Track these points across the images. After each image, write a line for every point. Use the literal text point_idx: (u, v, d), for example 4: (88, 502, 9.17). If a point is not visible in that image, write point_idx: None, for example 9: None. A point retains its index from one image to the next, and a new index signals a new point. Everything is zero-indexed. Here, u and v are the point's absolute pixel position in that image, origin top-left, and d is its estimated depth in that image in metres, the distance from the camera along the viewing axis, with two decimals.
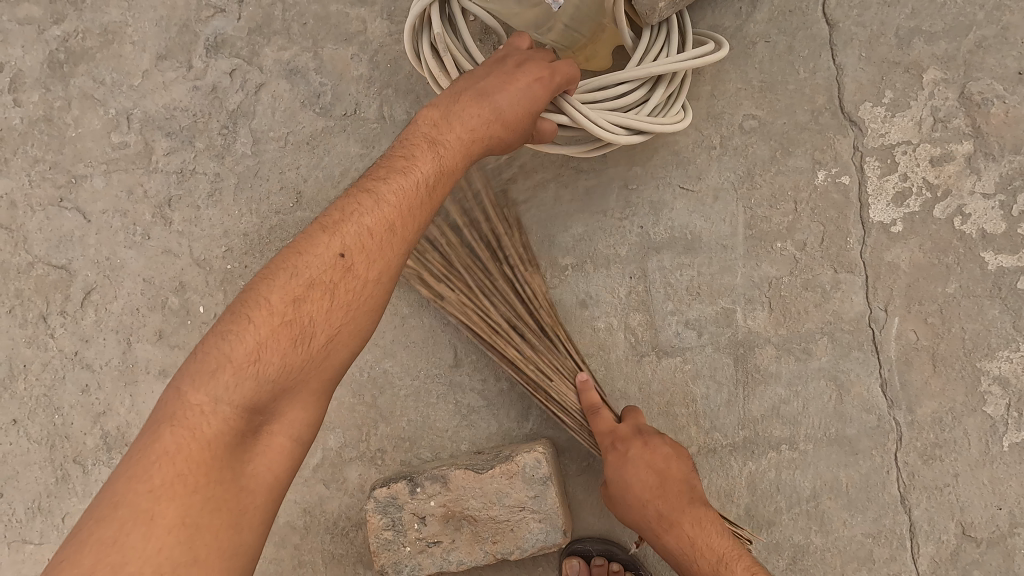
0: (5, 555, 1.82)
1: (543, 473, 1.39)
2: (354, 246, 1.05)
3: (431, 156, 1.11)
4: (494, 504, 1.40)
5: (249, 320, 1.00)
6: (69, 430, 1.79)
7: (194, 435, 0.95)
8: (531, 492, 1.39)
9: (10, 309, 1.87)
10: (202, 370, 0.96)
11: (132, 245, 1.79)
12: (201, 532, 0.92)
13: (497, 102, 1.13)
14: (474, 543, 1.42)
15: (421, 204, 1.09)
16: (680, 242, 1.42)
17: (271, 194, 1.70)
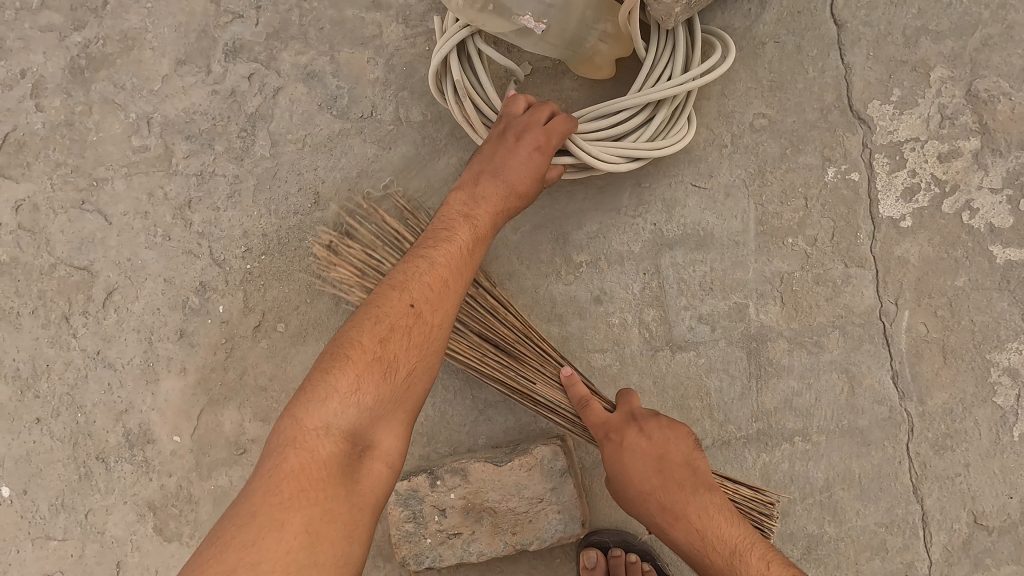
0: (31, 550, 1.86)
1: (561, 465, 1.42)
2: (422, 297, 1.19)
3: (468, 226, 1.26)
4: (512, 496, 1.44)
5: (347, 359, 1.14)
6: (92, 428, 1.83)
7: (310, 454, 1.07)
8: (550, 484, 1.43)
9: (34, 310, 1.92)
10: (312, 399, 1.10)
11: (152, 246, 1.83)
12: (322, 540, 1.02)
13: (509, 178, 1.28)
14: (495, 534, 1.45)
15: (468, 262, 1.24)
16: (692, 239, 1.46)
17: (290, 195, 1.74)
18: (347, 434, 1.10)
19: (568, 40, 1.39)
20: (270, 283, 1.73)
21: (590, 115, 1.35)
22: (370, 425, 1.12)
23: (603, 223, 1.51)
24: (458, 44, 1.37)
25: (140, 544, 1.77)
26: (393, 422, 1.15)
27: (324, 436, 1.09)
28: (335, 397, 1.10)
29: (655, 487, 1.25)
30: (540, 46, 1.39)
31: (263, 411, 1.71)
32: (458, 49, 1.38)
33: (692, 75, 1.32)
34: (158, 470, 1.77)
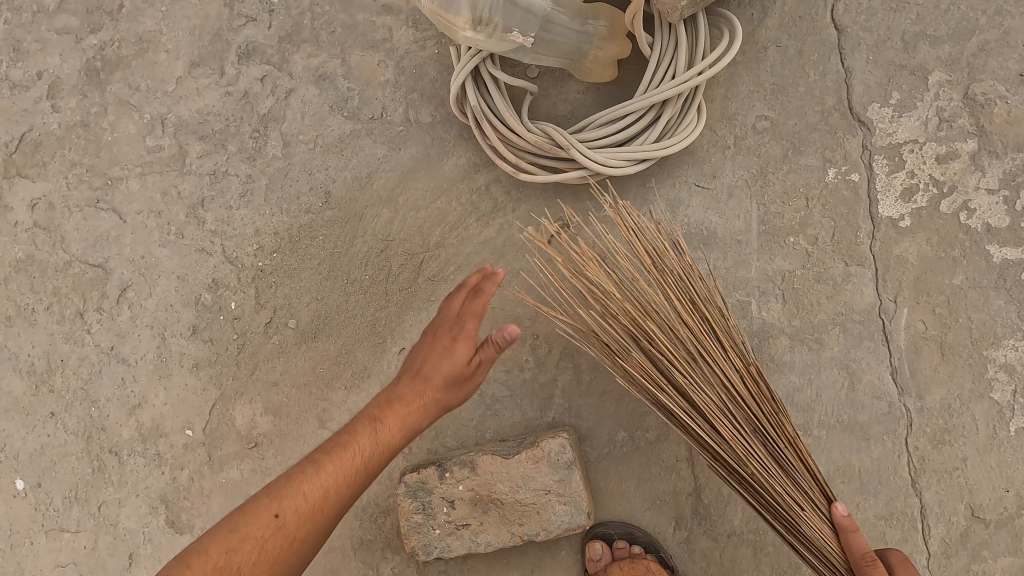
0: (45, 542, 1.89)
1: (567, 459, 1.46)
2: (307, 498, 1.17)
3: (370, 426, 1.23)
4: (518, 489, 1.48)
5: (254, 515, 1.16)
6: (105, 422, 1.87)
7: (245, 537, 1.14)
8: (556, 477, 1.46)
9: (49, 307, 1.95)
10: (245, 515, 1.16)
11: (166, 244, 1.86)
12: None
13: (425, 372, 1.26)
14: (502, 526, 1.49)
15: (361, 467, 1.20)
16: (696, 238, 1.49)
17: (301, 195, 1.77)
18: (280, 514, 1.15)
19: (564, 52, 1.47)
20: (281, 281, 1.77)
21: (594, 123, 1.43)
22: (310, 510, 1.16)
23: (608, 222, 1.54)
24: (472, 69, 1.47)
25: (152, 537, 1.80)
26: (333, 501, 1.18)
27: (256, 513, 1.16)
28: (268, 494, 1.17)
29: None
30: (541, 57, 1.47)
31: (273, 406, 1.74)
32: (473, 75, 1.48)
33: (696, 70, 1.36)
34: (171, 464, 1.81)
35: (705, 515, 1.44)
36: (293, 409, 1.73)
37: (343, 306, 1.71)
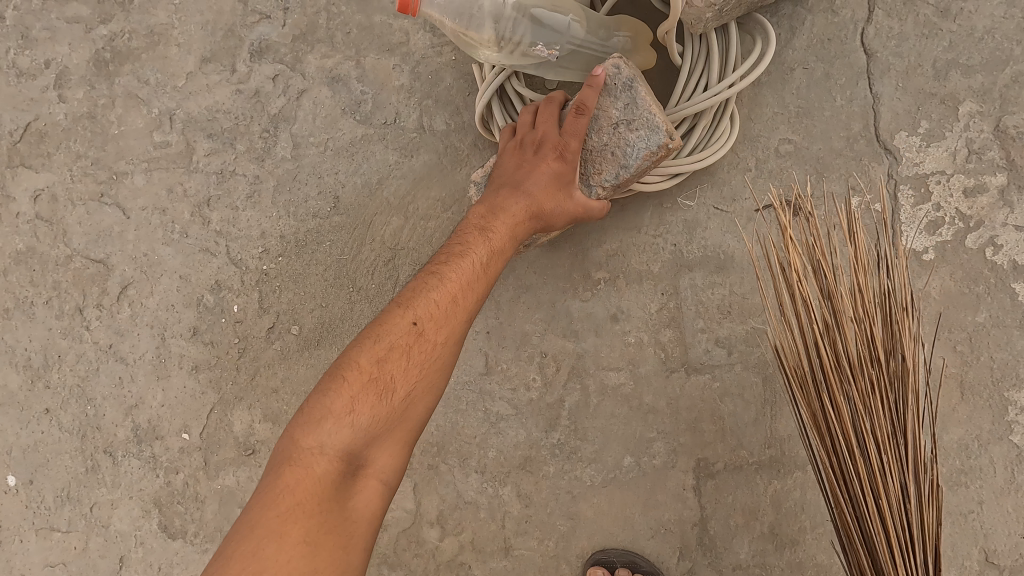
0: (35, 540, 1.86)
1: (655, 116, 1.25)
2: (424, 316, 1.18)
3: (482, 240, 1.26)
4: (604, 165, 1.31)
5: (344, 379, 1.13)
6: (101, 421, 1.83)
7: (309, 473, 1.06)
8: (644, 120, 1.26)
9: (48, 301, 1.92)
10: (311, 418, 1.09)
11: (170, 243, 1.83)
12: (319, 551, 1.02)
13: (530, 191, 1.29)
14: (578, 180, 1.35)
15: (479, 280, 1.24)
16: (713, 261, 1.45)
17: (309, 198, 1.74)
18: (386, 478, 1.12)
19: (588, 65, 1.42)
20: (286, 285, 1.73)
21: None
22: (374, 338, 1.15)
23: (623, 241, 1.50)
24: (497, 88, 1.48)
25: (144, 540, 1.77)
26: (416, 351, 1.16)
27: (316, 488, 1.05)
28: (340, 473, 1.08)
29: None
30: (565, 72, 1.42)
31: (273, 414, 1.71)
32: (500, 94, 1.49)
33: (727, 82, 1.33)
34: (165, 466, 1.77)
35: (711, 547, 1.41)
36: (293, 417, 1.70)
37: (347, 316, 1.69)
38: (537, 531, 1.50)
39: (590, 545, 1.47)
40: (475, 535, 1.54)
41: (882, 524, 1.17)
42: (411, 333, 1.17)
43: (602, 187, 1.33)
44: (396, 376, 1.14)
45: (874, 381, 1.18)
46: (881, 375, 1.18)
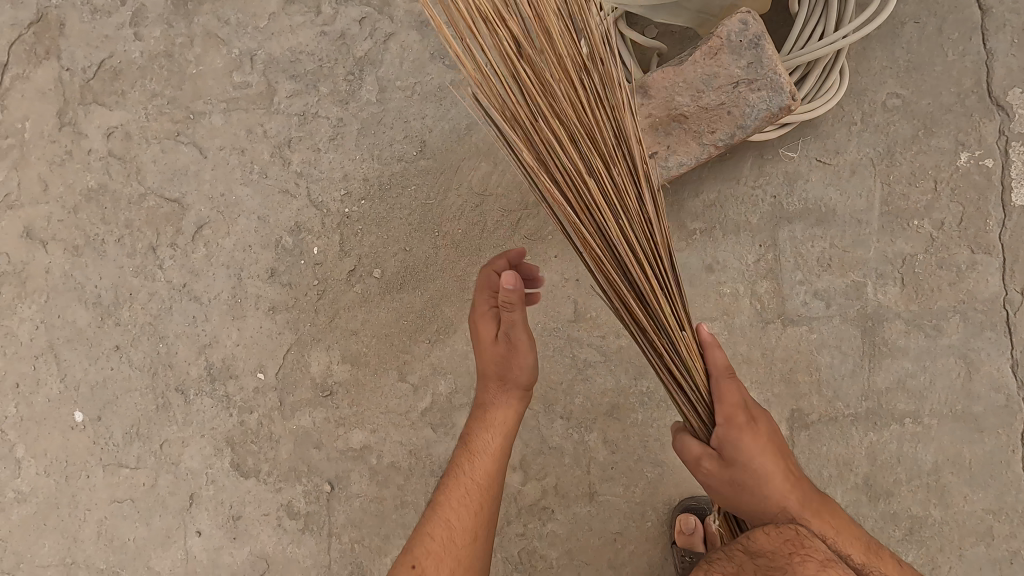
0: (102, 476, 1.86)
1: (781, 76, 1.18)
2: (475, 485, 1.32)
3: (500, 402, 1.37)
4: (720, 124, 1.25)
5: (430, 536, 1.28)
6: (173, 360, 1.83)
7: (446, 530, 1.28)
8: (768, 81, 1.19)
9: (120, 239, 1.90)
10: (426, 554, 1.26)
11: (248, 183, 1.81)
12: (481, 546, 1.29)
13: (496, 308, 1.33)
14: (689, 138, 1.28)
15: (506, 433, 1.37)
16: (814, 214, 1.45)
17: (394, 142, 1.72)
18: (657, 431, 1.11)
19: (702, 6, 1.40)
20: (369, 228, 1.71)
21: None
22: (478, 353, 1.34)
23: (721, 192, 1.50)
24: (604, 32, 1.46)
25: (216, 478, 1.77)
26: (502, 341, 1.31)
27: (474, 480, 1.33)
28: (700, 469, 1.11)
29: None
30: (676, 15, 1.41)
31: (352, 356, 1.71)
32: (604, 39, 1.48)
33: (844, 33, 1.32)
34: (239, 406, 1.77)
35: None
36: (373, 360, 1.69)
37: (432, 260, 1.67)
38: (623, 477, 1.51)
39: (678, 492, 1.49)
40: (559, 480, 1.55)
41: (690, 410, 1.10)
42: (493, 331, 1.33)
43: (715, 147, 1.27)
44: (496, 364, 1.33)
45: (607, 183, 0.94)
46: (649, 218, 0.98)
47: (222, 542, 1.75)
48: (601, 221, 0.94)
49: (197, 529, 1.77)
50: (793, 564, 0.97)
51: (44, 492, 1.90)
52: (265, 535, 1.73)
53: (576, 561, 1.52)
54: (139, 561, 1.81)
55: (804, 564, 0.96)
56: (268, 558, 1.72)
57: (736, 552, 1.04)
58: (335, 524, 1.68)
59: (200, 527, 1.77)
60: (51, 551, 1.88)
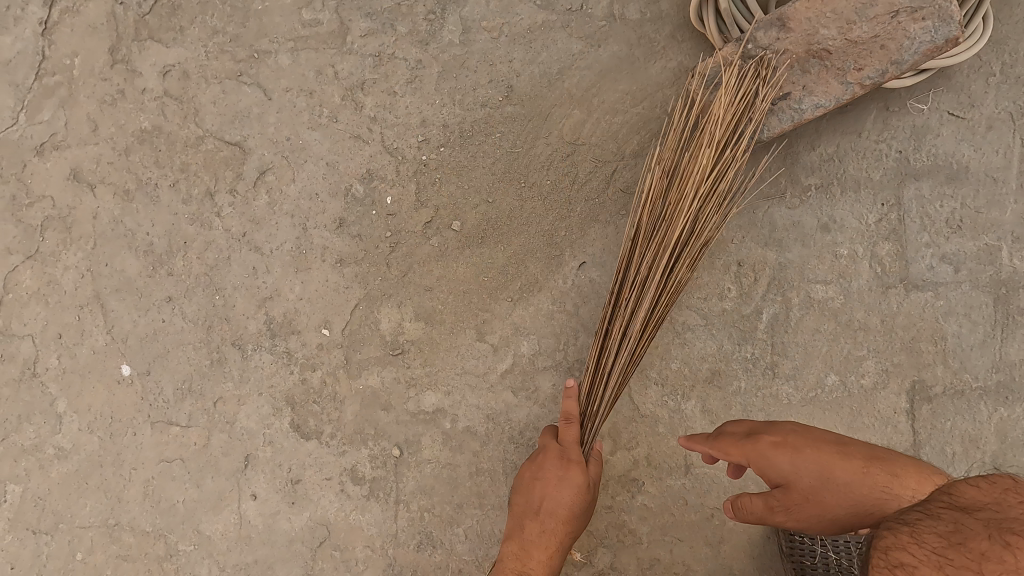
0: (150, 435, 1.76)
1: (949, 5, 1.17)
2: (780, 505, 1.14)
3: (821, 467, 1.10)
4: (869, 59, 1.24)
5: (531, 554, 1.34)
6: (230, 313, 1.72)
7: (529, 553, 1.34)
8: (935, 8, 1.18)
9: (175, 184, 1.79)
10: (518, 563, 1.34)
11: (316, 127, 1.70)
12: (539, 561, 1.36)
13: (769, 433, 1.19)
14: (833, 76, 1.26)
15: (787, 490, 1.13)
16: (943, 171, 1.36)
17: (478, 86, 1.61)
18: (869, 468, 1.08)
19: None
20: (450, 179, 1.61)
21: None
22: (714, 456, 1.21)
23: (841, 145, 1.39)
24: None
25: (274, 439, 1.67)
26: (762, 441, 1.16)
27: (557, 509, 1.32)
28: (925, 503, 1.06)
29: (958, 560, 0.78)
30: None
31: (426, 314, 1.60)
32: None
33: None
34: (301, 363, 1.66)
35: None
36: (449, 319, 1.58)
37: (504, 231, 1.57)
38: None
39: None
40: (651, 450, 1.45)
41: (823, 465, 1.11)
42: (750, 440, 1.18)
43: (860, 84, 1.26)
44: (772, 468, 1.14)
45: None
46: None
47: (279, 507, 1.65)
48: None
49: (253, 492, 1.67)
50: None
51: (86, 450, 1.79)
52: (327, 500, 1.63)
53: (668, 536, 1.43)
54: (188, 525, 1.71)
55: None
56: (330, 525, 1.63)
57: (941, 507, 0.88)
58: (403, 491, 1.59)
59: (256, 490, 1.67)
60: (92, 513, 1.77)
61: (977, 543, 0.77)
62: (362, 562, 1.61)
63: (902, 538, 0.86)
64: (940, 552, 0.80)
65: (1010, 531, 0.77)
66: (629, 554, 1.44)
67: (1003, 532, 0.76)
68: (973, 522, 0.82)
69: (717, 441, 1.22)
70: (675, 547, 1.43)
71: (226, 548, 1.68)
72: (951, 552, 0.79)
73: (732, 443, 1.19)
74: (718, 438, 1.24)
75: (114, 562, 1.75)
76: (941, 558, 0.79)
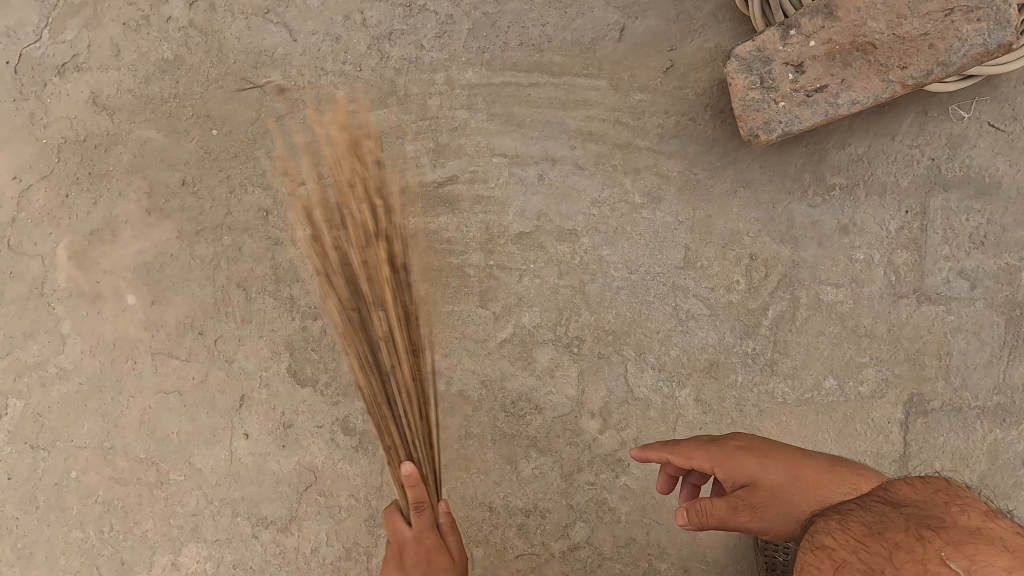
0: (149, 365, 1.78)
1: (1007, 9, 1.15)
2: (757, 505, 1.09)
3: (783, 467, 1.12)
4: (915, 58, 1.19)
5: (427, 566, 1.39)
6: (238, 254, 1.73)
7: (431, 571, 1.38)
8: (991, 11, 1.15)
9: (194, 119, 1.77)
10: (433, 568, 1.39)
11: (340, 75, 1.67)
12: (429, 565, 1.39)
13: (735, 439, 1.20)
14: (874, 72, 1.22)
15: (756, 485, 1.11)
16: (975, 184, 1.33)
17: (508, 48, 1.57)
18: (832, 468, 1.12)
19: None
20: (468, 142, 1.59)
21: None
22: (677, 460, 1.17)
23: (872, 147, 1.36)
24: None
25: (270, 383, 1.69)
26: (727, 444, 1.17)
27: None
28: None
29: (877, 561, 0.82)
30: None
31: (432, 272, 1.59)
32: None
33: None
34: (304, 311, 1.69)
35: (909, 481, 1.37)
36: (453, 280, 1.57)
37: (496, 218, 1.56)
38: None
39: None
40: (640, 433, 1.45)
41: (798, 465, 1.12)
42: (714, 444, 1.18)
43: (903, 83, 1.21)
44: (741, 468, 1.13)
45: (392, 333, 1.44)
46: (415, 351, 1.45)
47: (269, 449, 1.68)
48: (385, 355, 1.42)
49: (245, 432, 1.70)
50: (948, 513, 0.87)
51: (87, 373, 1.83)
52: (316, 448, 1.66)
53: (647, 518, 1.44)
54: (180, 456, 1.75)
55: (960, 513, 0.87)
56: (317, 471, 1.66)
57: (872, 501, 0.97)
58: None
59: (249, 430, 1.70)
60: (89, 434, 1.82)
61: (894, 535, 0.85)
62: (346, 510, 1.65)
63: (831, 525, 0.95)
64: (861, 540, 0.88)
65: (929, 529, 0.83)
66: (606, 531, 1.46)
67: (919, 528, 0.84)
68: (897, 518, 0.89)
69: (679, 444, 1.19)
70: (653, 530, 1.44)
71: (215, 483, 1.72)
72: (870, 541, 0.86)
73: (696, 447, 1.18)
74: (677, 443, 1.21)
75: (106, 484, 1.80)
76: (861, 544, 0.87)
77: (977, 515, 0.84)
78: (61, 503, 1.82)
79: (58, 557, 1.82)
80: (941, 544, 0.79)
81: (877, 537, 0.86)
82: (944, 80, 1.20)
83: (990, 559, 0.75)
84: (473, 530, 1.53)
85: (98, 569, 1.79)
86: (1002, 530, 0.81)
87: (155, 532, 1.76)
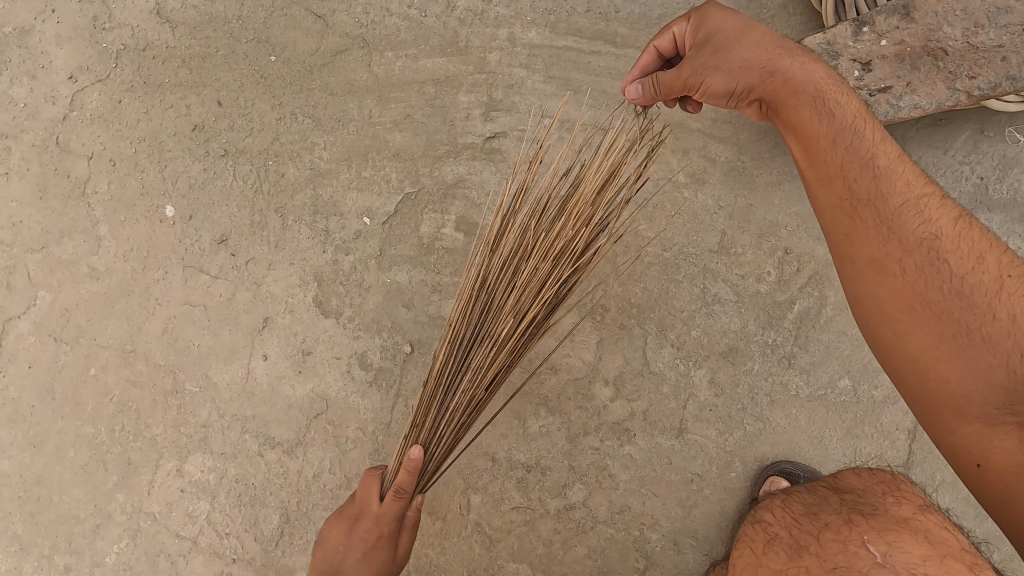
0: (179, 276, 1.82)
1: None
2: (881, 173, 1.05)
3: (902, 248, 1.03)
4: (984, 69, 1.20)
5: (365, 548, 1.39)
6: (280, 180, 1.75)
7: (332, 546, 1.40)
8: None
9: (254, 42, 1.79)
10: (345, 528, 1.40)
11: (404, 18, 1.69)
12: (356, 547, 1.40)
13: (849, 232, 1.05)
14: (941, 78, 1.22)
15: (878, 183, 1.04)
16: (1019, 208, 1.35)
17: (575, 14, 1.59)
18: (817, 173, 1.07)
19: None
20: (522, 101, 1.61)
21: None
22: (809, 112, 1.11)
23: (924, 158, 1.36)
24: None
25: (294, 309, 1.73)
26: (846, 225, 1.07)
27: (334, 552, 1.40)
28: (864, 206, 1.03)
29: (812, 538, 1.11)
30: None
31: (467, 225, 1.63)
32: None
33: None
34: (336, 245, 1.71)
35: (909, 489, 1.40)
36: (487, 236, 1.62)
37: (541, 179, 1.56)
38: (719, 422, 1.44)
39: (775, 452, 1.41)
40: (650, 406, 1.48)
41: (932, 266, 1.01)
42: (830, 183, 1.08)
43: (968, 93, 1.22)
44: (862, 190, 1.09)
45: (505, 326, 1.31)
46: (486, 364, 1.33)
47: (285, 373, 1.72)
48: (478, 362, 1.33)
49: (264, 353, 1.74)
50: (883, 500, 1.15)
51: (118, 276, 1.87)
52: (331, 378, 1.69)
53: (645, 489, 1.47)
54: (198, 368, 1.79)
55: (896, 504, 1.14)
56: (329, 400, 1.69)
57: (821, 486, 1.23)
58: (405, 386, 1.64)
59: (267, 352, 1.74)
60: (112, 335, 1.87)
61: (827, 516, 1.13)
62: (351, 441, 1.67)
63: (776, 503, 1.23)
64: (799, 518, 1.16)
65: (861, 514, 1.12)
66: (603, 495, 1.50)
67: (850, 513, 1.12)
68: (835, 500, 1.17)
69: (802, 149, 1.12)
70: (649, 502, 1.47)
71: (228, 399, 1.76)
72: (808, 521, 1.15)
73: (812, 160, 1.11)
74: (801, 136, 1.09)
75: (123, 385, 1.85)
76: (797, 522, 1.16)
77: (909, 509, 1.12)
78: (76, 397, 1.88)
79: (67, 448, 1.88)
80: (865, 530, 1.08)
81: (822, 521, 1.13)
82: (1010, 95, 1.21)
83: (908, 546, 1.03)
84: (473, 477, 1.57)
85: (104, 466, 1.85)
86: (927, 520, 1.11)
87: (165, 438, 1.81)
